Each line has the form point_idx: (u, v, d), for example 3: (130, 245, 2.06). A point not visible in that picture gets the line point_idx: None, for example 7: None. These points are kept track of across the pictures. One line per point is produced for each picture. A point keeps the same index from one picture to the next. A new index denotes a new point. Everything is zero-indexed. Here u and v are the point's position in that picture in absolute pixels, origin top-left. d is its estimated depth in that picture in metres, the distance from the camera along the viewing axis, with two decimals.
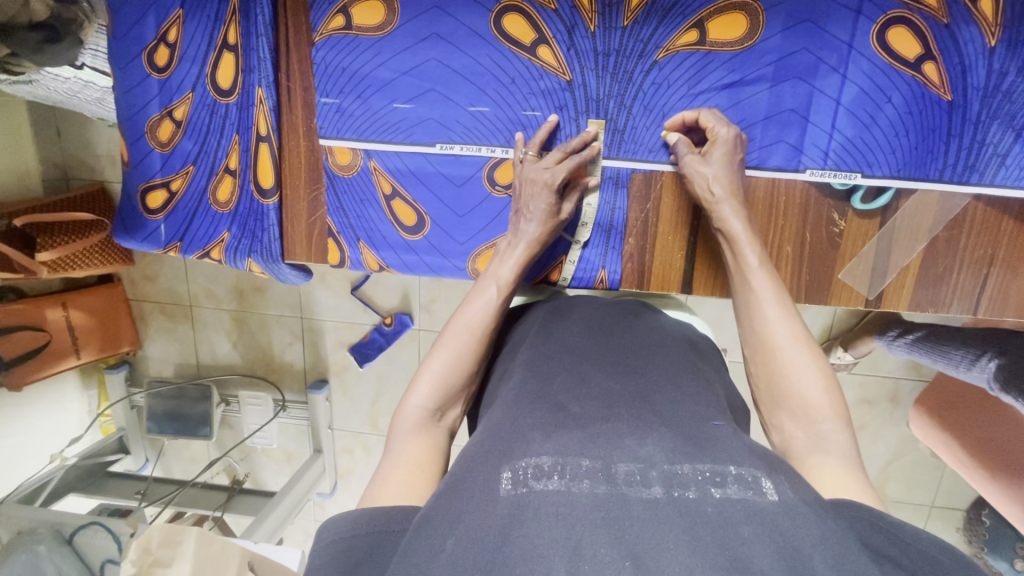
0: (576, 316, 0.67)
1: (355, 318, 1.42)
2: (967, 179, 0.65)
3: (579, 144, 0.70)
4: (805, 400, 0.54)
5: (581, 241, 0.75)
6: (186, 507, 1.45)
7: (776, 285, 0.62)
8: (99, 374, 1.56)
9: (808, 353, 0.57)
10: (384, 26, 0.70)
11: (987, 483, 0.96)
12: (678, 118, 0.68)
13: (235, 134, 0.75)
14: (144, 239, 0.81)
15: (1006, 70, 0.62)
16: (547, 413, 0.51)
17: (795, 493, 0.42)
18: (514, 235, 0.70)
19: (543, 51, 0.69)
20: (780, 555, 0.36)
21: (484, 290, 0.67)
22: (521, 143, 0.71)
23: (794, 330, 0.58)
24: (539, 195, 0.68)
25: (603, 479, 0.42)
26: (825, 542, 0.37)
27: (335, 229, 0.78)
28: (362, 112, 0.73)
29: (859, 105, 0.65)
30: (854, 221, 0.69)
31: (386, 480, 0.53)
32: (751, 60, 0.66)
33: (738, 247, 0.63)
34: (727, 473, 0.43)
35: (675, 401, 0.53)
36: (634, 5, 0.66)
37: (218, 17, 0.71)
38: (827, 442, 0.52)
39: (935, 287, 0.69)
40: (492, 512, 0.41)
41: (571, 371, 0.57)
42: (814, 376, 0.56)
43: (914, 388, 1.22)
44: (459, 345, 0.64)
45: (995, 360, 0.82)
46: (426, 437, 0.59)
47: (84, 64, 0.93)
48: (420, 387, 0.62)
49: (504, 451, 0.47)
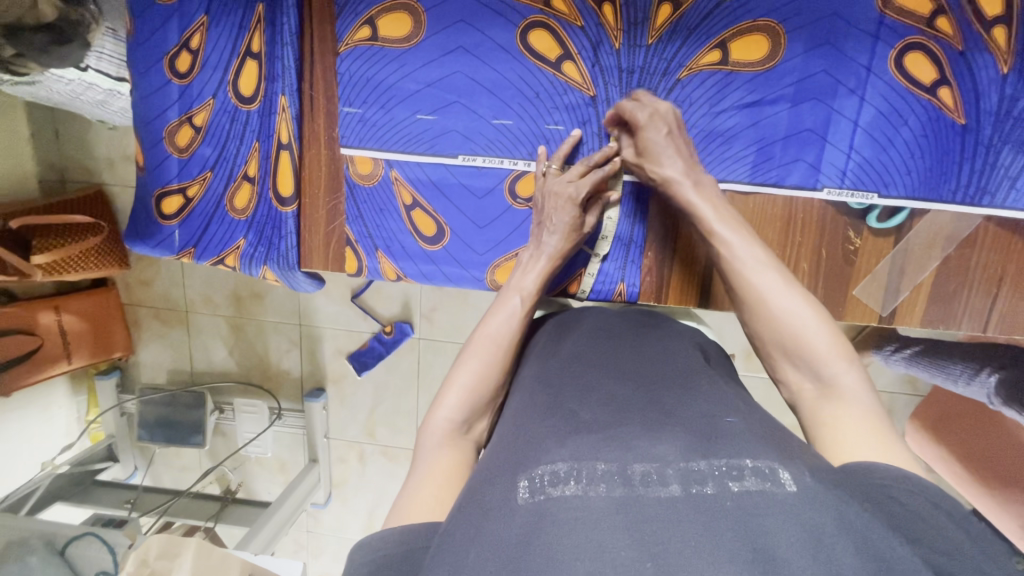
0: (586, 324, 0.69)
1: (355, 325, 1.41)
2: (979, 201, 0.67)
3: (601, 159, 0.72)
4: (807, 347, 0.57)
5: (601, 254, 0.76)
6: (177, 517, 1.42)
7: (746, 240, 0.63)
8: (89, 380, 1.53)
9: (801, 297, 0.59)
10: (410, 38, 0.71)
11: (987, 496, 0.97)
12: (613, 111, 0.70)
13: (255, 141, 0.75)
14: (157, 245, 0.80)
15: (1018, 96, 0.64)
16: (557, 420, 0.51)
17: (812, 477, 0.42)
18: (536, 248, 0.71)
19: (568, 67, 0.70)
20: (814, 551, 0.36)
21: (508, 301, 0.68)
22: (543, 157, 0.72)
23: (779, 279, 0.60)
24: (562, 208, 0.69)
25: (619, 482, 0.42)
26: (851, 535, 0.37)
27: (354, 238, 0.78)
28: (385, 122, 0.73)
29: (877, 126, 0.67)
30: (869, 239, 0.70)
31: (416, 495, 0.53)
32: (772, 80, 0.67)
33: (701, 216, 0.65)
34: (744, 466, 0.42)
35: (686, 401, 0.52)
36: (659, 25, 0.68)
37: (243, 25, 0.71)
38: (839, 385, 0.55)
39: (947, 304, 0.71)
40: (510, 522, 0.41)
41: (582, 379, 0.58)
42: (811, 317, 0.58)
43: (909, 403, 1.24)
44: (486, 357, 0.65)
45: (996, 375, 0.83)
46: (454, 451, 0.59)
47: (88, 66, 0.91)
48: (446, 399, 0.62)
49: (519, 461, 0.47)
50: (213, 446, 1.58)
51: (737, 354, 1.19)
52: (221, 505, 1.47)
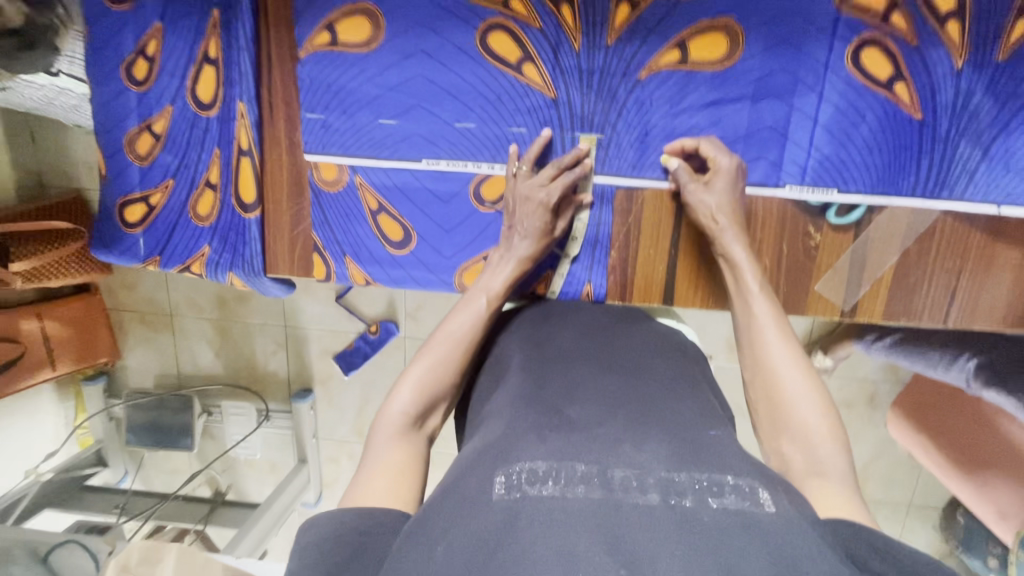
0: (571, 321, 0.69)
1: (340, 325, 1.41)
2: (938, 196, 0.67)
3: (572, 161, 0.70)
4: (804, 425, 0.56)
5: (571, 255, 0.76)
6: (168, 521, 1.43)
7: (775, 310, 0.64)
8: (76, 387, 1.51)
9: (804, 377, 0.58)
10: (370, 43, 0.70)
11: (968, 480, 0.96)
12: (679, 144, 0.70)
13: (216, 148, 0.74)
14: (121, 253, 0.80)
15: (973, 91, 0.64)
16: (539, 415, 0.52)
17: (790, 504, 0.43)
18: (506, 249, 0.71)
19: (528, 69, 0.70)
20: (768, 566, 0.37)
21: (474, 301, 0.69)
22: (514, 157, 0.71)
23: (792, 355, 0.60)
24: (533, 213, 0.69)
25: (598, 484, 0.43)
26: (826, 563, 0.38)
27: (321, 244, 0.77)
28: (347, 127, 0.73)
29: (836, 123, 0.67)
30: (829, 235, 0.71)
31: (363, 489, 0.53)
32: (731, 80, 0.67)
33: (739, 272, 0.66)
34: (725, 483, 0.43)
35: (675, 408, 0.54)
36: (617, 25, 0.67)
37: (199, 31, 0.71)
38: (825, 465, 0.53)
39: (908, 296, 0.71)
40: (487, 515, 0.41)
41: (561, 377, 0.58)
42: (811, 399, 0.57)
43: (891, 390, 1.25)
44: (444, 354, 0.65)
45: (974, 359, 0.84)
46: (406, 444, 0.59)
47: (60, 71, 0.88)
48: (400, 392, 0.62)
49: (499, 454, 0.47)
50: (202, 449, 1.58)
51: (722, 346, 1.19)
52: (211, 507, 1.47)
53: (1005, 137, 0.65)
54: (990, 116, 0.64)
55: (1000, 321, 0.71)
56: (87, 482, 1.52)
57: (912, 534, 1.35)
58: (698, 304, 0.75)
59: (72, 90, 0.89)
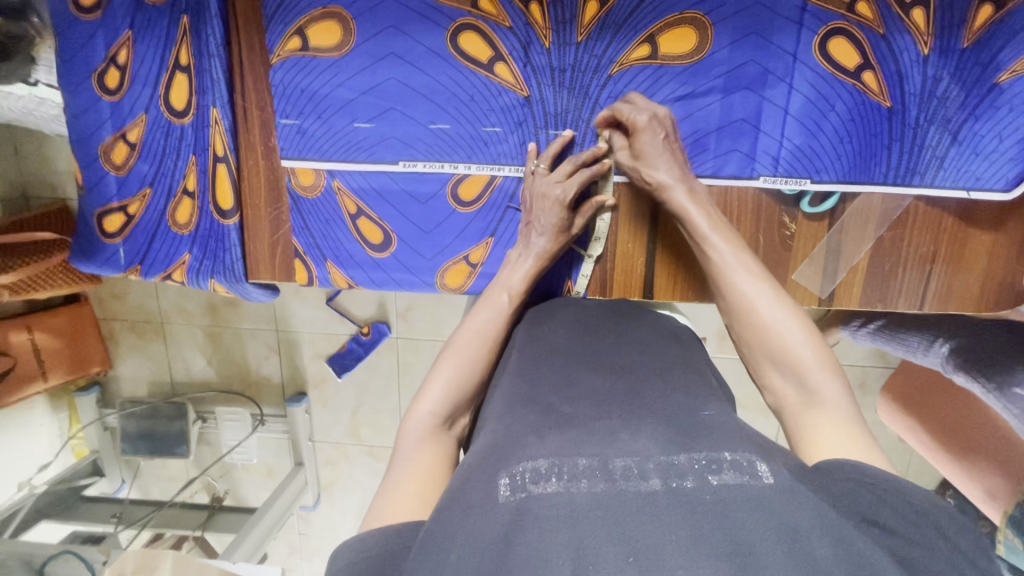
0: (564, 317, 0.68)
1: (332, 328, 1.40)
2: (909, 181, 0.68)
3: (590, 158, 0.71)
4: (792, 357, 0.56)
5: (593, 255, 0.76)
6: (166, 528, 1.43)
7: (737, 250, 0.63)
8: (69, 397, 1.51)
9: (786, 309, 0.59)
10: (341, 47, 0.70)
11: (962, 466, 0.96)
12: (603, 116, 0.70)
13: (191, 155, 0.74)
14: (103, 264, 0.80)
15: (940, 76, 0.65)
16: (539, 415, 0.50)
17: (788, 471, 0.42)
18: (524, 247, 0.72)
19: (500, 68, 0.70)
20: (780, 539, 0.35)
21: (495, 298, 0.69)
22: (533, 155, 0.72)
23: (764, 289, 0.60)
24: (549, 210, 0.69)
25: (602, 476, 0.41)
26: (823, 524, 0.37)
27: (302, 249, 0.78)
28: (323, 132, 0.73)
29: (806, 114, 0.68)
30: (804, 224, 0.72)
31: (398, 491, 0.52)
32: (701, 73, 0.68)
33: (693, 223, 0.65)
34: (722, 460, 0.42)
35: (666, 394, 0.52)
36: (587, 21, 0.68)
37: (169, 38, 0.71)
38: (820, 393, 0.54)
39: (884, 284, 0.72)
40: (493, 519, 0.39)
41: (560, 374, 0.57)
42: (794, 329, 0.58)
43: (880, 374, 1.26)
44: (470, 353, 0.65)
45: (948, 344, 0.83)
46: (436, 445, 0.59)
47: (39, 80, 0.84)
48: (429, 393, 0.62)
49: (500, 458, 0.45)
50: (199, 454, 1.58)
51: (711, 336, 1.21)
52: (208, 513, 1.48)
53: (974, 122, 0.65)
54: (958, 101, 0.65)
55: (978, 304, 0.71)
56: (84, 492, 1.52)
57: None
58: (678, 297, 0.76)
59: (50, 100, 0.86)
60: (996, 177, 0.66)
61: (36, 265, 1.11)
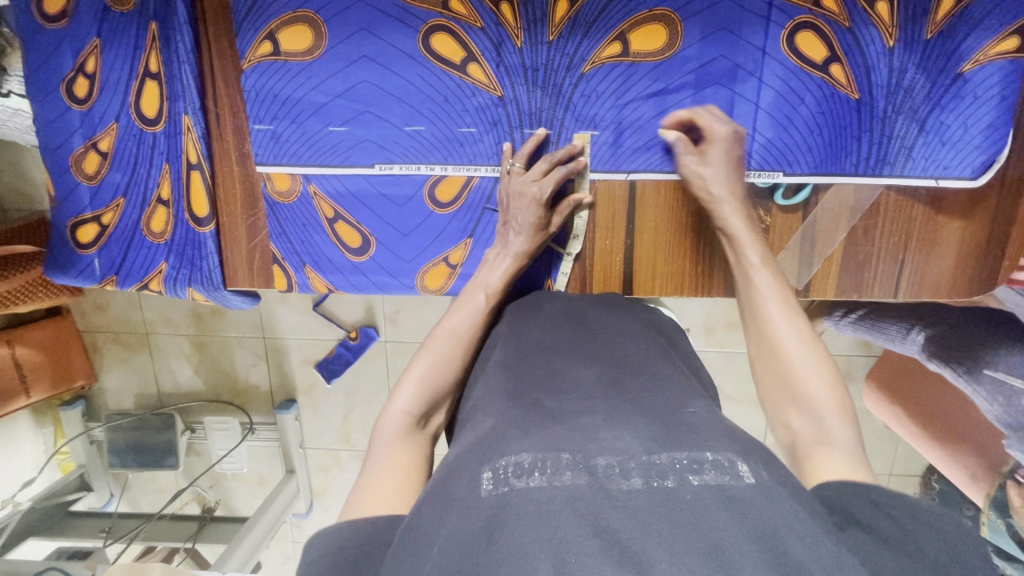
0: (547, 314, 0.68)
1: (319, 333, 1.40)
2: (880, 171, 0.69)
3: (566, 156, 0.71)
4: (811, 396, 0.56)
5: (573, 253, 0.77)
6: (156, 541, 1.41)
7: (777, 281, 0.65)
8: (54, 412, 1.49)
9: (814, 349, 0.59)
10: (313, 51, 0.70)
11: (942, 447, 0.98)
12: (671, 118, 0.70)
13: (165, 163, 0.74)
14: (78, 275, 0.79)
15: (905, 67, 0.66)
16: (522, 410, 0.50)
17: (769, 473, 0.42)
18: (502, 247, 0.72)
19: (473, 69, 0.70)
20: (757, 541, 0.36)
21: (472, 298, 0.70)
22: (508, 154, 0.72)
23: (796, 325, 0.61)
24: (527, 209, 0.69)
25: (584, 471, 0.41)
26: (793, 523, 0.37)
27: (280, 255, 0.78)
28: (297, 137, 0.73)
29: (776, 107, 0.69)
30: (779, 217, 0.73)
31: (372, 489, 0.52)
32: (673, 69, 0.69)
33: (739, 244, 0.68)
34: (705, 460, 0.42)
35: (649, 389, 0.53)
36: (558, 20, 0.68)
37: (138, 45, 0.70)
38: (831, 434, 0.53)
39: (859, 272, 0.73)
40: (475, 513, 0.40)
41: (541, 368, 0.57)
42: (819, 371, 0.57)
43: (865, 363, 1.28)
44: (446, 351, 0.65)
45: (924, 332, 0.85)
46: (411, 444, 0.59)
47: (12, 91, 0.82)
48: (403, 392, 0.62)
49: (483, 452, 0.45)
50: (188, 465, 1.56)
51: (696, 330, 1.22)
52: (199, 524, 1.47)
53: (940, 111, 0.66)
54: (923, 91, 0.66)
55: (950, 291, 0.72)
56: (72, 507, 1.50)
57: None
58: (657, 292, 0.77)
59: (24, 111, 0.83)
60: (963, 165, 0.67)
61: (19, 276, 1.09)
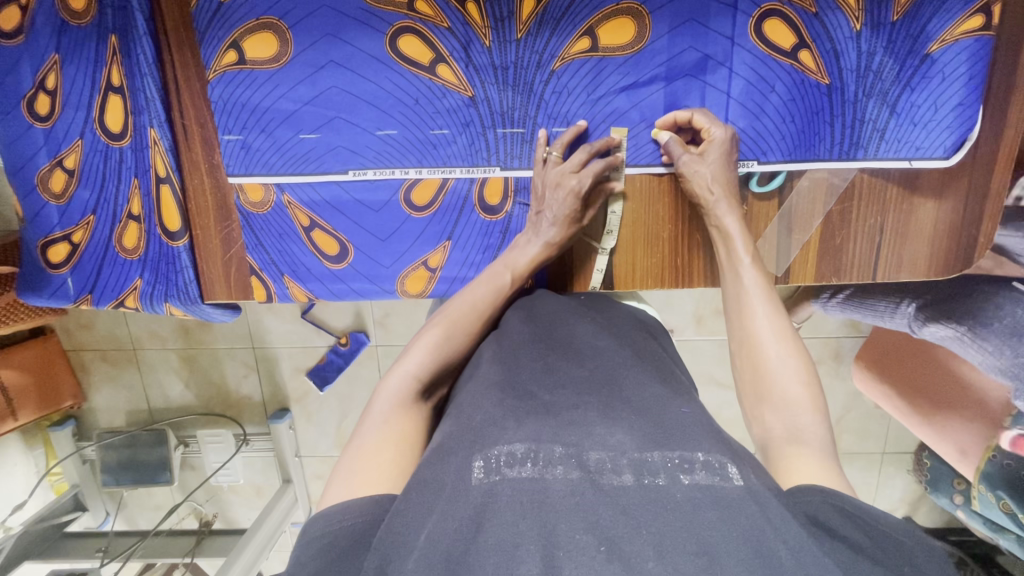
0: (541, 313, 0.66)
1: (309, 341, 1.38)
2: (853, 156, 0.69)
3: (603, 147, 0.70)
4: (787, 395, 0.56)
5: (608, 247, 0.76)
6: (155, 558, 1.40)
7: (764, 282, 0.65)
8: (43, 433, 1.46)
9: (793, 350, 0.59)
10: (279, 58, 0.69)
11: (930, 424, 0.98)
12: (670, 117, 0.70)
13: (133, 178, 0.73)
14: (51, 295, 0.77)
15: (874, 50, 0.66)
16: (516, 401, 0.49)
17: (755, 477, 0.42)
18: (534, 234, 0.72)
19: (442, 70, 0.69)
20: (744, 539, 0.35)
21: (499, 276, 0.69)
22: (543, 142, 0.71)
23: (780, 326, 0.61)
24: (563, 201, 0.69)
25: (576, 464, 0.41)
26: (776, 522, 0.37)
27: (257, 266, 0.77)
28: (269, 146, 0.72)
29: (747, 96, 0.69)
30: (755, 204, 0.73)
31: (376, 454, 0.53)
32: (643, 61, 0.69)
33: (732, 243, 0.68)
34: (695, 459, 0.41)
35: (635, 381, 0.52)
36: (525, 18, 0.67)
37: (98, 59, 0.69)
38: (804, 434, 0.53)
39: (837, 256, 0.73)
40: (462, 503, 0.39)
41: (537, 362, 0.56)
42: (796, 372, 0.58)
43: (854, 344, 1.28)
44: (459, 320, 0.65)
45: (915, 304, 0.83)
46: (417, 412, 0.59)
47: None
48: (412, 357, 0.62)
49: (475, 439, 0.45)
50: (183, 479, 1.55)
51: (685, 319, 1.22)
52: (197, 539, 1.46)
53: (910, 93, 0.66)
54: (893, 73, 0.66)
55: (927, 269, 0.72)
56: (67, 528, 1.48)
57: (889, 479, 1.39)
58: (637, 285, 0.77)
59: None
60: (936, 145, 0.67)
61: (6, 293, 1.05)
